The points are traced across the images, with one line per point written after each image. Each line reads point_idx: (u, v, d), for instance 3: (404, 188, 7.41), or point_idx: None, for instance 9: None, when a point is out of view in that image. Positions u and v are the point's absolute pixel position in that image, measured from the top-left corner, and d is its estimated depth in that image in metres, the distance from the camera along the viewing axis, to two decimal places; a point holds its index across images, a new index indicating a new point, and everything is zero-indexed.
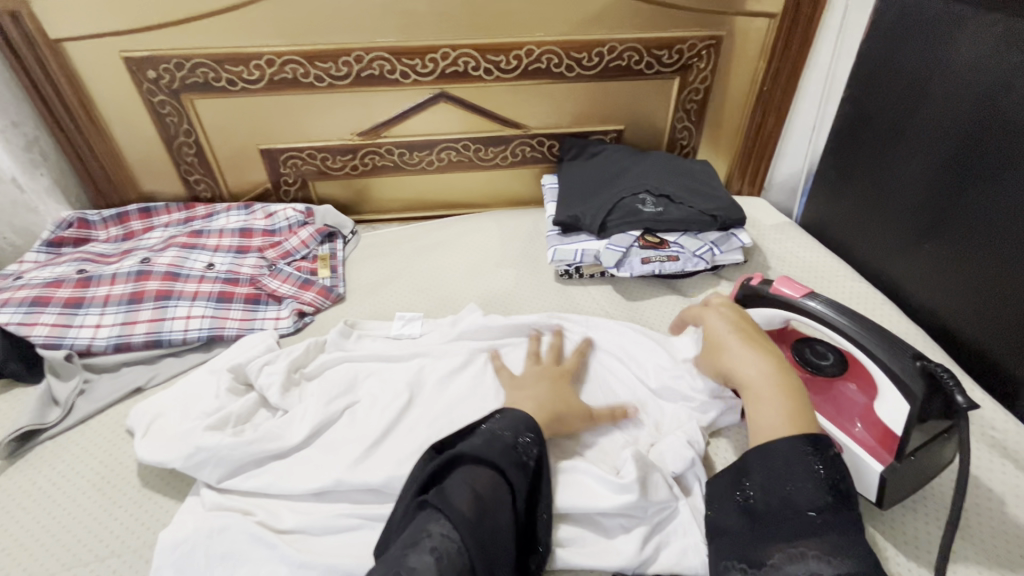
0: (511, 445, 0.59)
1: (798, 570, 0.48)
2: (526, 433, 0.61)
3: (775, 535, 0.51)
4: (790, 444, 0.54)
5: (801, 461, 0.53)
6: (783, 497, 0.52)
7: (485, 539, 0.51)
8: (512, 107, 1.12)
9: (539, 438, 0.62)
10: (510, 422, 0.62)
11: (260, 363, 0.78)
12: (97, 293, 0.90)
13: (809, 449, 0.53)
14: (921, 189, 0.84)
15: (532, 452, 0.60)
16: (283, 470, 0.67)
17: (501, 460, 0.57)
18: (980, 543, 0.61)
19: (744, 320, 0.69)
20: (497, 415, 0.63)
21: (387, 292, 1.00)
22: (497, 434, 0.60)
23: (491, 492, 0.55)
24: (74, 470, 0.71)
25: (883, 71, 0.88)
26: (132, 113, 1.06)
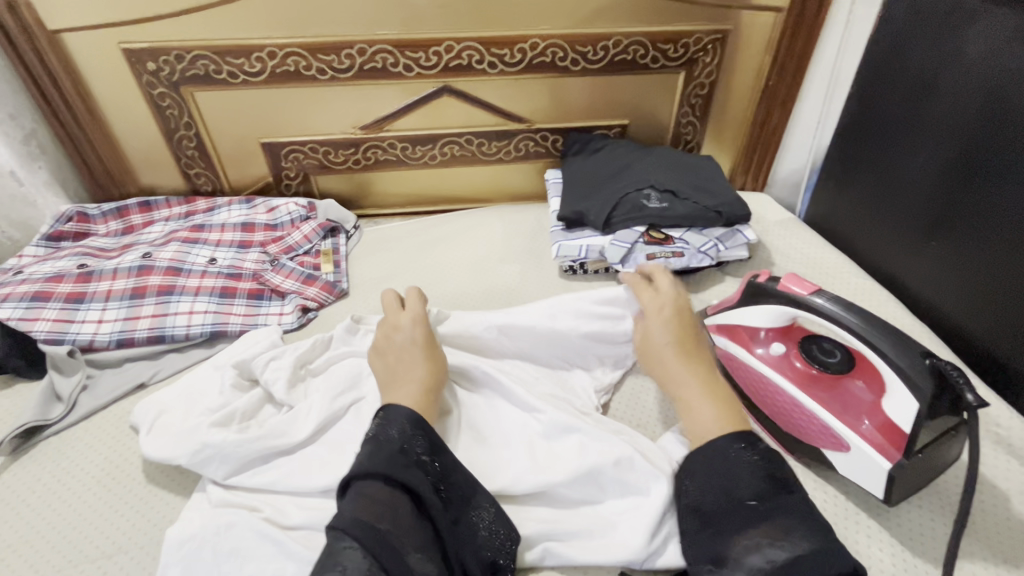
0: (398, 450, 0.55)
1: (757, 561, 0.49)
2: (414, 429, 0.57)
3: (727, 530, 0.51)
4: (724, 441, 0.56)
5: (735, 455, 0.55)
6: (728, 491, 0.53)
7: (392, 542, 0.49)
8: (516, 101, 1.11)
9: (428, 431, 0.58)
10: (391, 420, 0.58)
11: (266, 358, 0.77)
12: (98, 288, 0.89)
13: (738, 445, 0.55)
14: (928, 186, 0.84)
15: (427, 445, 0.57)
16: (289, 466, 0.67)
17: (388, 468, 0.53)
18: (986, 541, 0.61)
19: (684, 330, 0.70)
20: (380, 418, 0.59)
21: (391, 288, 0.99)
22: (382, 441, 0.56)
23: (390, 496, 0.52)
24: (78, 466, 0.71)
25: (892, 65, 0.88)
26: (132, 106, 1.04)
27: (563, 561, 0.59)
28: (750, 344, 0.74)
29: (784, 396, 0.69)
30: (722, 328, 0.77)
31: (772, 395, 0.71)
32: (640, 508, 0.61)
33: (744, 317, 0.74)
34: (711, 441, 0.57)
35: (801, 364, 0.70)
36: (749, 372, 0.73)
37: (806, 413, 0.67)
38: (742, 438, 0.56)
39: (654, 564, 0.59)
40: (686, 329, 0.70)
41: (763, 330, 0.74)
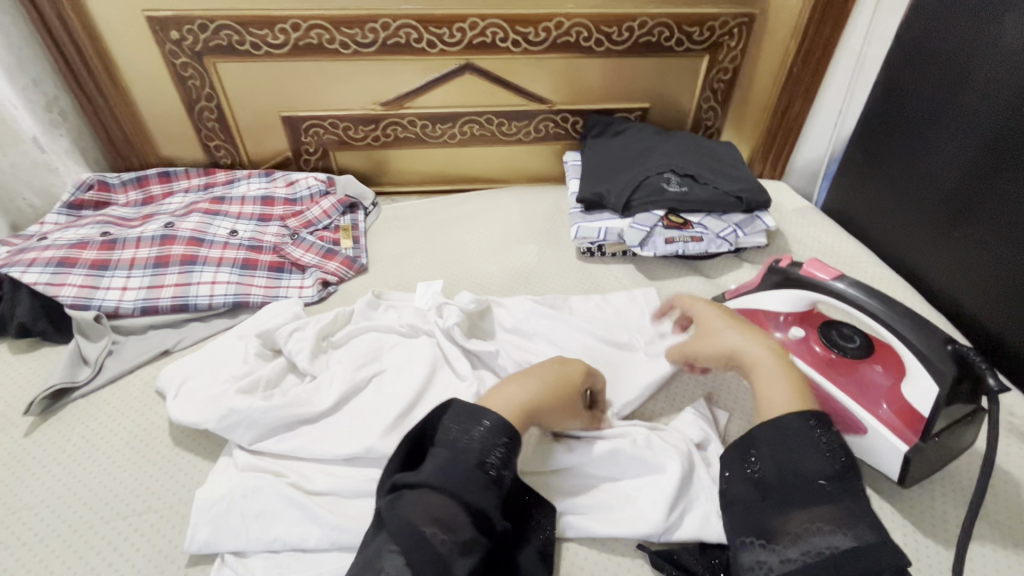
0: (477, 466, 0.52)
1: (820, 543, 0.48)
2: (493, 439, 0.54)
3: (784, 507, 0.51)
4: (799, 419, 0.54)
5: (811, 435, 0.52)
6: (793, 468, 0.52)
7: (441, 555, 0.47)
8: (538, 81, 1.10)
9: (507, 442, 0.55)
10: (469, 425, 0.55)
11: (289, 329, 0.78)
12: (122, 256, 0.90)
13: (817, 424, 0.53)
14: (952, 176, 0.84)
15: (505, 455, 0.54)
16: (313, 434, 0.68)
17: (462, 486, 0.51)
18: (1002, 528, 0.62)
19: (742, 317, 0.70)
20: (465, 419, 0.56)
21: (410, 265, 1.00)
22: (460, 452, 0.53)
23: (446, 505, 0.50)
24: (106, 428, 0.72)
25: (923, 53, 0.87)
26: (154, 75, 1.04)
27: (585, 534, 0.61)
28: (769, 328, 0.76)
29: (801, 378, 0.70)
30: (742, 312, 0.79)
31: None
32: (657, 483, 0.62)
33: (765, 300, 0.76)
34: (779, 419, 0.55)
35: (819, 349, 0.71)
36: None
37: (824, 396, 0.68)
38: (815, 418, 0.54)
39: (672, 537, 0.60)
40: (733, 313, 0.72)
41: (783, 314, 0.75)
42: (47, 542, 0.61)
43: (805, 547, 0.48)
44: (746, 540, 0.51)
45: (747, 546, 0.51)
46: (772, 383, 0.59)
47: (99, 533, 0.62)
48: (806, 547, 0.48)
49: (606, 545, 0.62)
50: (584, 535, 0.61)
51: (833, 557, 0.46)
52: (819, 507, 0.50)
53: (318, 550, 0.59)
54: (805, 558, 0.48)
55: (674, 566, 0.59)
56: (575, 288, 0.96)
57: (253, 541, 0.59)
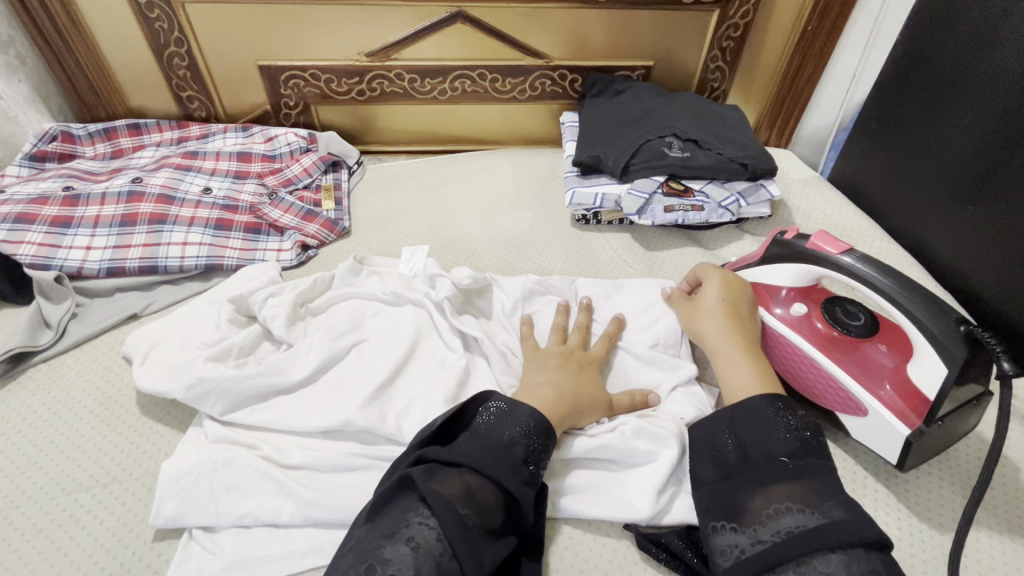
0: (521, 461, 0.53)
1: (787, 524, 0.47)
2: (538, 435, 0.55)
3: (753, 486, 0.51)
4: (762, 401, 0.56)
5: (771, 415, 0.54)
6: (758, 448, 0.53)
7: (474, 538, 0.47)
8: (534, 34, 1.03)
9: (548, 443, 0.55)
10: (511, 419, 0.55)
11: (264, 294, 0.74)
12: (86, 213, 0.84)
13: (778, 406, 0.55)
14: (970, 146, 0.79)
15: (544, 456, 0.55)
16: (288, 405, 0.65)
17: (507, 477, 0.51)
18: (996, 512, 0.60)
19: (739, 300, 0.69)
20: (512, 409, 0.56)
21: (396, 228, 0.95)
22: (506, 442, 0.53)
23: (484, 489, 0.50)
24: (70, 396, 0.68)
25: (950, 9, 0.80)
26: (118, 15, 0.96)
27: (572, 515, 0.59)
28: (767, 301, 0.72)
29: (801, 356, 0.67)
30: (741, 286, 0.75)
31: (789, 353, 0.68)
32: (648, 468, 0.60)
33: (766, 273, 0.72)
34: (748, 400, 0.56)
35: (821, 326, 0.67)
36: (765, 330, 0.71)
37: (825, 375, 0.65)
38: (779, 399, 0.56)
39: (661, 521, 0.58)
40: (736, 294, 0.70)
41: (785, 288, 0.70)
42: (5, 514, 0.58)
43: (776, 528, 0.47)
44: (717, 524, 0.50)
45: (719, 531, 0.50)
46: (734, 374, 0.61)
47: (61, 505, 0.59)
48: (777, 528, 0.47)
49: (592, 526, 0.60)
50: (570, 517, 0.59)
51: (820, 540, 0.45)
52: (815, 493, 0.48)
53: (291, 526, 0.57)
54: (777, 539, 0.47)
55: (660, 549, 0.57)
56: (569, 257, 0.92)
57: (223, 516, 0.56)
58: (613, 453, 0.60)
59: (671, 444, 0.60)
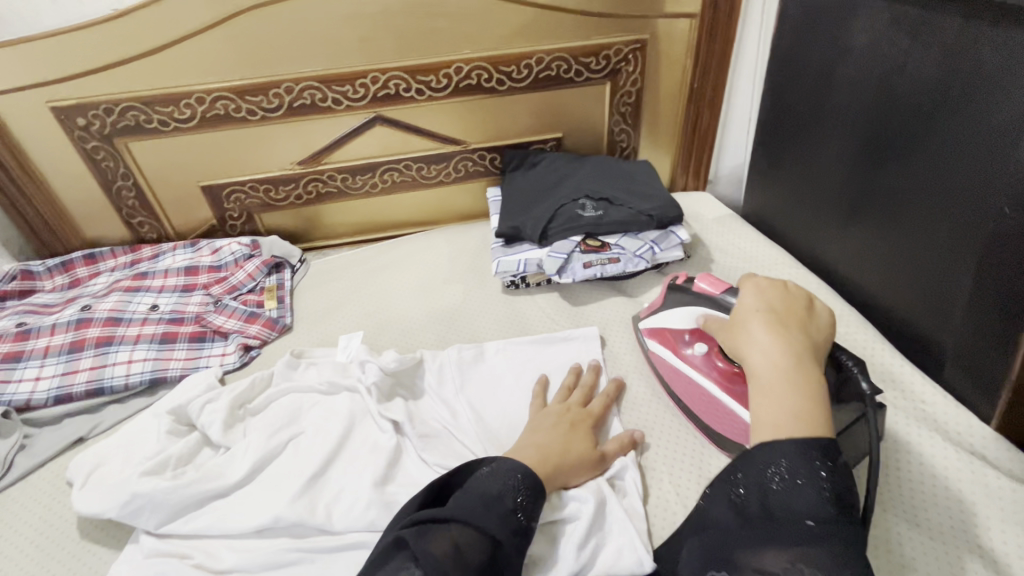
0: (510, 511, 0.55)
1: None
2: (527, 487, 0.57)
3: (768, 539, 0.46)
4: (796, 446, 0.49)
5: (805, 467, 0.48)
6: (780, 501, 0.48)
7: None
8: (448, 125, 1.13)
9: (540, 496, 0.58)
10: (503, 473, 0.58)
11: (201, 402, 0.78)
12: (36, 345, 0.88)
13: (818, 456, 0.48)
14: (840, 174, 0.86)
15: (533, 503, 0.57)
16: (223, 508, 0.67)
17: (496, 531, 0.53)
18: (903, 513, 0.63)
19: (788, 302, 0.62)
20: (500, 465, 0.59)
21: (336, 318, 1.00)
22: (495, 494, 0.55)
23: (473, 543, 0.51)
24: (13, 528, 0.70)
25: (795, 62, 0.90)
26: (67, 161, 1.05)
27: None
28: (674, 343, 0.79)
29: (705, 390, 0.73)
30: (654, 331, 0.83)
31: (693, 390, 0.74)
32: (568, 527, 0.61)
33: (669, 317, 0.80)
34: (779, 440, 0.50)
35: (722, 364, 0.73)
36: (674, 369, 0.78)
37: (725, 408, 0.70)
38: (822, 445, 0.49)
39: None
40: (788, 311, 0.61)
41: (687, 332, 0.77)
42: None
43: None
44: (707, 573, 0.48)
45: None
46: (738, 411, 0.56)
47: None
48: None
49: None
50: None
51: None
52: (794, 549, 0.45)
53: None
54: None
55: None
56: (501, 324, 0.96)
57: None
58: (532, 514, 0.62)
59: (586, 499, 0.62)
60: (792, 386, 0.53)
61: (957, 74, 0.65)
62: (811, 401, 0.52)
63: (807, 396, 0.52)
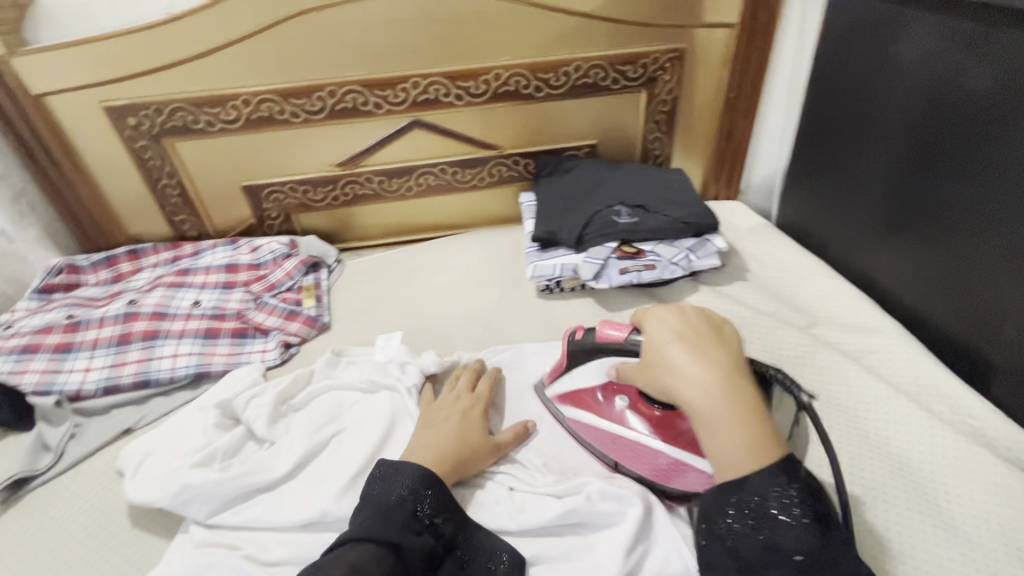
0: (403, 512, 0.59)
1: None
2: (422, 488, 0.61)
3: None
4: (768, 480, 0.52)
5: (775, 497, 0.52)
6: (777, 540, 0.51)
7: None
8: (485, 130, 1.14)
9: (439, 494, 0.62)
10: (396, 479, 0.62)
11: (247, 396, 0.80)
12: (86, 337, 0.90)
13: (780, 483, 0.52)
14: (883, 186, 0.86)
15: (431, 501, 0.61)
16: (270, 502, 0.68)
17: (394, 532, 0.56)
18: (929, 512, 0.65)
19: (694, 325, 0.62)
20: (386, 472, 0.63)
21: (372, 318, 1.01)
22: (385, 501, 0.59)
23: (372, 553, 0.54)
24: (67, 515, 0.72)
25: (838, 74, 0.90)
26: (115, 159, 1.08)
27: None
28: (592, 403, 0.75)
29: (642, 445, 0.70)
30: (567, 396, 0.77)
31: (625, 446, 0.71)
32: (614, 529, 0.62)
33: (579, 377, 0.77)
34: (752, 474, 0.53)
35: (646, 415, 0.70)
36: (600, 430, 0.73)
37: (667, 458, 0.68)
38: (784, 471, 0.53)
39: None
40: (703, 335, 0.61)
41: (599, 389, 0.75)
42: None
43: None
44: None
45: None
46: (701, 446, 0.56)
47: None
48: None
49: None
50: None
51: None
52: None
53: None
54: None
55: None
56: (537, 327, 0.97)
57: None
58: (582, 516, 0.62)
59: (633, 503, 0.63)
60: (732, 418, 0.55)
61: (1008, 88, 0.65)
62: (753, 424, 0.55)
63: (748, 422, 0.55)
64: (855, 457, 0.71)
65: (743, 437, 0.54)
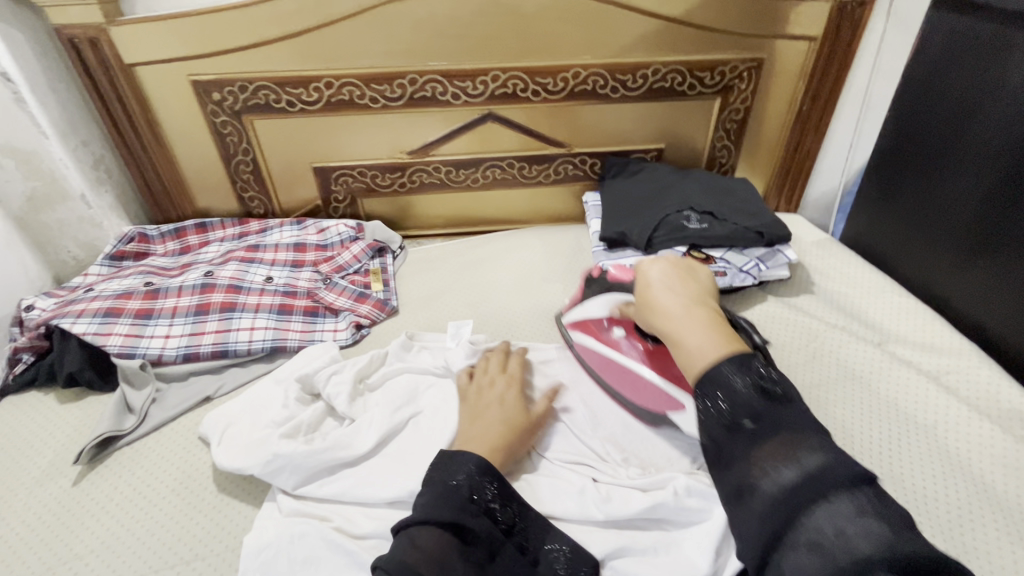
0: (462, 497, 0.58)
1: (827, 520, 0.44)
2: (479, 474, 0.61)
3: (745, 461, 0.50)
4: (728, 367, 0.54)
5: (736, 378, 0.53)
6: (740, 412, 0.52)
7: None
8: (557, 127, 1.15)
9: (495, 478, 0.61)
10: (454, 465, 0.62)
11: (328, 372, 0.81)
12: (165, 304, 0.92)
13: (739, 369, 0.54)
14: (971, 209, 0.85)
15: (490, 487, 0.61)
16: (355, 477, 0.69)
17: (454, 515, 0.56)
18: (985, 505, 0.68)
19: (679, 269, 0.69)
20: (442, 458, 0.63)
21: (438, 306, 1.02)
22: (444, 486, 0.59)
23: (434, 537, 0.54)
24: (153, 477, 0.73)
25: (930, 93, 0.90)
26: (194, 132, 1.10)
27: None
28: (597, 331, 0.83)
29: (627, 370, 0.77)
30: (578, 323, 0.86)
31: (613, 368, 0.79)
32: (702, 527, 0.62)
33: (589, 308, 0.85)
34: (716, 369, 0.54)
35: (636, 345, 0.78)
36: (598, 354, 0.81)
37: (645, 381, 0.75)
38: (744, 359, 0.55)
39: None
40: (684, 277, 0.67)
41: (605, 319, 0.82)
42: None
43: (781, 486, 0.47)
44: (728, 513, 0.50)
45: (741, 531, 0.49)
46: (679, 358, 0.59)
47: None
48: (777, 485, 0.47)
49: None
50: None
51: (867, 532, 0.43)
52: None
53: None
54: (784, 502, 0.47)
55: None
56: None
57: None
58: (669, 512, 0.63)
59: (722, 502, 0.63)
60: (705, 331, 0.59)
61: None
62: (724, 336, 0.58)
63: (717, 330, 0.59)
64: (941, 474, 0.71)
65: (712, 340, 0.57)
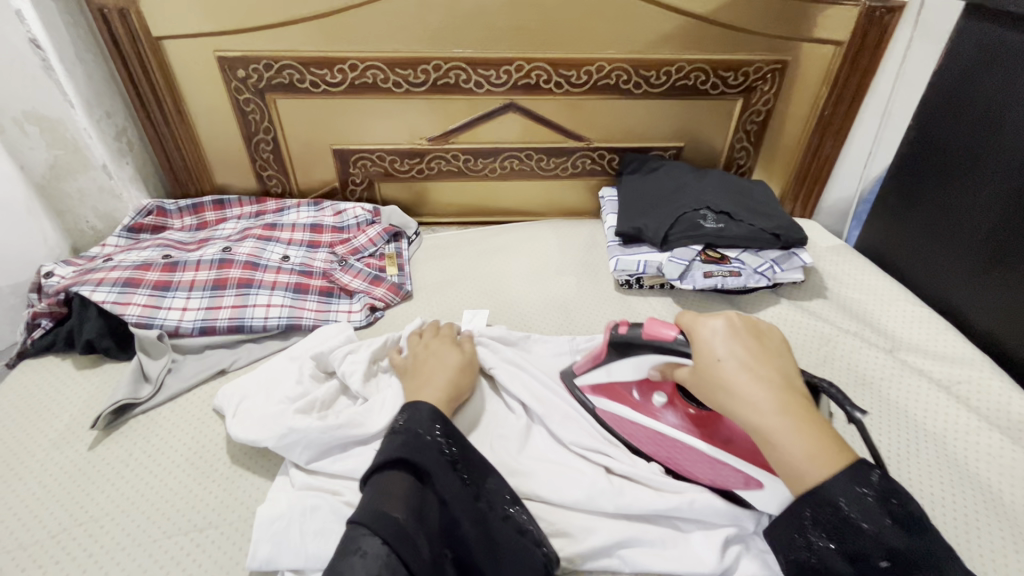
0: (415, 437, 0.60)
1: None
2: (430, 419, 0.62)
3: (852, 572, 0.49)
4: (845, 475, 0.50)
5: (850, 488, 0.50)
6: (850, 528, 0.50)
7: (405, 532, 0.52)
8: (577, 120, 1.15)
9: (446, 421, 0.62)
10: (406, 413, 0.62)
11: (343, 351, 0.82)
12: (183, 278, 0.93)
13: (856, 481, 0.50)
14: (991, 219, 0.85)
15: (441, 429, 0.61)
16: (368, 454, 0.70)
17: (410, 456, 0.58)
18: (994, 515, 0.68)
19: (747, 330, 0.60)
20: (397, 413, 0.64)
21: (452, 292, 1.03)
22: (398, 432, 0.61)
23: (393, 481, 0.56)
24: (167, 445, 0.74)
25: (957, 101, 0.90)
26: (217, 109, 1.10)
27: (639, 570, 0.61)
28: (627, 398, 0.73)
29: (677, 445, 0.68)
30: (599, 387, 0.75)
31: (659, 441, 0.70)
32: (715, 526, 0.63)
33: (614, 371, 0.72)
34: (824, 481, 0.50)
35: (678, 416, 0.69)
36: (637, 426, 0.72)
37: (701, 454, 0.66)
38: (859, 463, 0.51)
39: None
40: (754, 342, 0.59)
41: (636, 384, 0.72)
42: (112, 556, 0.63)
43: None
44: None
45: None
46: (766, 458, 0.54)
47: (163, 547, 0.64)
48: None
49: None
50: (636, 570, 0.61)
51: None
52: None
53: None
54: None
55: None
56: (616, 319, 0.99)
57: (312, 559, 0.60)
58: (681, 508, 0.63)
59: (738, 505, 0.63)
60: (798, 430, 0.52)
61: None
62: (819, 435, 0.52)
63: (812, 430, 0.53)
64: (948, 481, 0.72)
65: (813, 448, 0.51)
